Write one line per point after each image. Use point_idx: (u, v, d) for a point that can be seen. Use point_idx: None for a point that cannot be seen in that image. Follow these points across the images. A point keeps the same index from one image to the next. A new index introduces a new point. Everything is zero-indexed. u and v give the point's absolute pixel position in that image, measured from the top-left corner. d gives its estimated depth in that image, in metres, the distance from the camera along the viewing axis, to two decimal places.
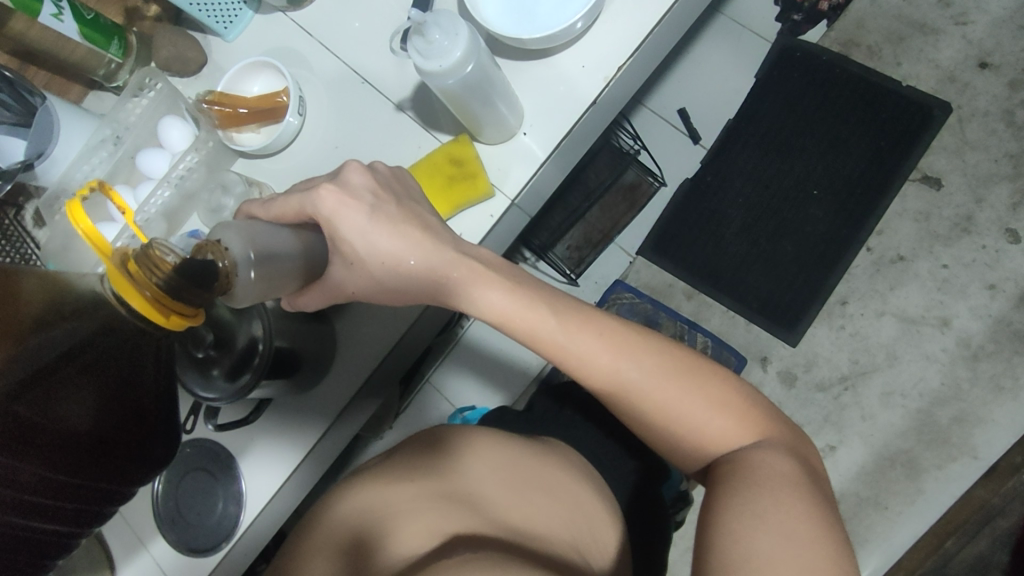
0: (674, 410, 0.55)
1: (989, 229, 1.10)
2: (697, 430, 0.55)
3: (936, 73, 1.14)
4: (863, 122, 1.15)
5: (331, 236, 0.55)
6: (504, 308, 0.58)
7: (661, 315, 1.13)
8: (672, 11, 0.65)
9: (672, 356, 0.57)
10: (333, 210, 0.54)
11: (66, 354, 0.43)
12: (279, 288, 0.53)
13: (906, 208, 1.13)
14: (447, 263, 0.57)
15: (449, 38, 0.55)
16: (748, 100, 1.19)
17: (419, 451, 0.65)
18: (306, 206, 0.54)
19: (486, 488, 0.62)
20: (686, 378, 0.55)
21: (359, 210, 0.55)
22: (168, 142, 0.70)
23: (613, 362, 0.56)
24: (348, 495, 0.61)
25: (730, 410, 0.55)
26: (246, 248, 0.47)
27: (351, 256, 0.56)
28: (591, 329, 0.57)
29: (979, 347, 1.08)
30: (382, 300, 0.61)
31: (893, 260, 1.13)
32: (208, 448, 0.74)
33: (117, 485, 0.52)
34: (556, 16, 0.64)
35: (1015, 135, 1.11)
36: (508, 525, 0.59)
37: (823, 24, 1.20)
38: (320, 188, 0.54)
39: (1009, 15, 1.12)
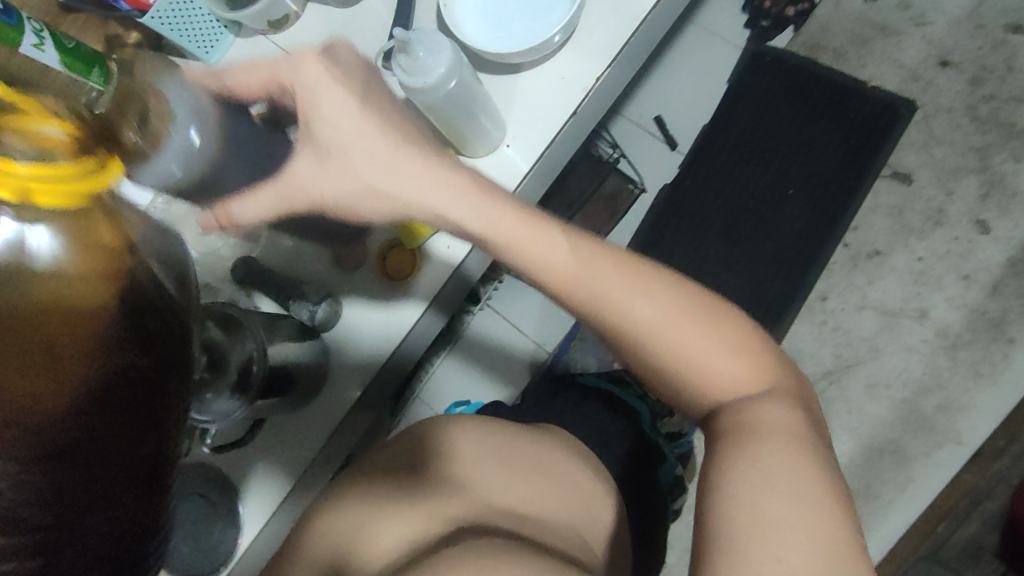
0: (690, 352, 0.56)
1: (961, 220, 1.13)
2: (705, 370, 0.56)
3: (900, 73, 1.18)
4: (835, 121, 1.17)
5: (305, 107, 0.61)
6: (519, 242, 0.60)
7: None
8: (648, 20, 0.67)
9: (689, 302, 0.57)
10: (313, 80, 0.60)
11: (58, 326, 0.32)
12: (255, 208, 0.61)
13: (880, 204, 1.16)
14: (449, 195, 0.61)
15: (432, 56, 0.58)
16: (722, 105, 1.22)
17: (427, 444, 0.71)
18: (285, 73, 0.60)
19: (490, 479, 0.69)
20: (700, 320, 0.56)
21: (336, 89, 0.61)
22: None
23: (630, 300, 0.57)
24: (363, 490, 0.67)
25: (744, 356, 0.57)
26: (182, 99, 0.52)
27: (324, 149, 0.62)
28: (607, 264, 0.58)
29: (958, 337, 1.11)
30: (360, 209, 0.64)
31: (870, 255, 1.16)
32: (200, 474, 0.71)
33: (157, 498, 0.35)
34: (535, 27, 0.66)
35: (979, 129, 1.14)
36: (514, 508, 0.67)
37: (789, 30, 1.24)
38: (307, 57, 0.60)
39: (968, 13, 1.16)
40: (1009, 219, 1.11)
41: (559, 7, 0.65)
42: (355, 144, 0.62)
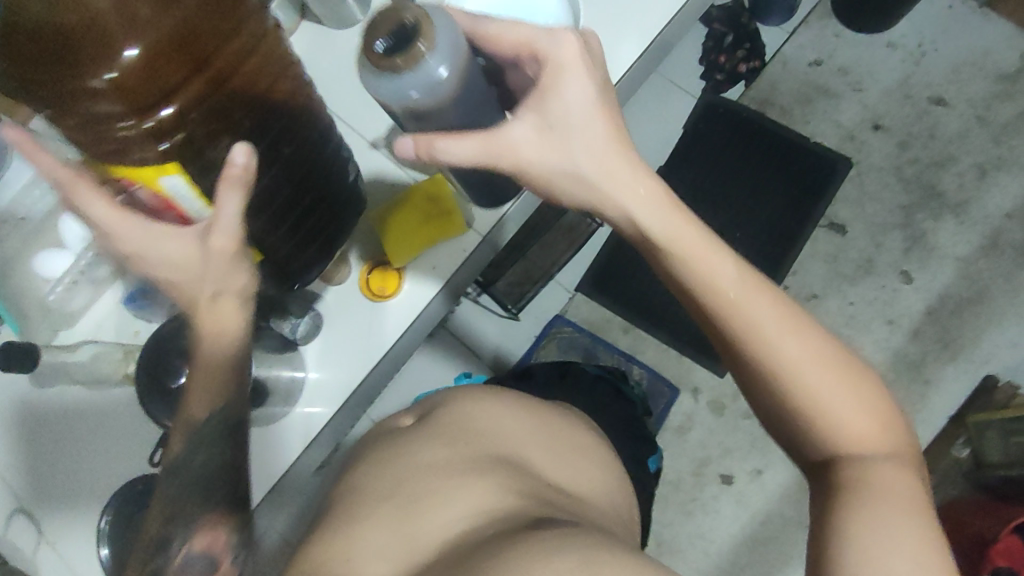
0: (816, 385, 0.48)
1: (887, 270, 1.23)
2: (826, 413, 0.48)
3: (838, 132, 1.29)
4: (780, 172, 1.26)
5: (550, 75, 0.52)
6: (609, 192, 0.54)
7: (599, 347, 1.26)
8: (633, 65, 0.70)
9: (837, 346, 0.50)
10: (570, 61, 0.52)
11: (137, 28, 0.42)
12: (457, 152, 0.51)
13: (817, 250, 1.25)
14: (647, 197, 0.54)
15: None
16: (677, 149, 1.29)
17: (464, 406, 0.64)
18: (541, 43, 0.51)
19: (533, 457, 0.61)
20: (856, 377, 0.49)
21: (580, 75, 0.52)
22: None
23: (748, 298, 0.50)
24: (399, 456, 0.59)
25: (884, 418, 0.49)
26: (455, 30, 0.46)
27: (556, 118, 0.53)
28: (721, 260, 0.52)
29: (883, 377, 1.20)
30: (562, 194, 0.55)
31: (808, 297, 1.24)
32: (163, 484, 0.65)
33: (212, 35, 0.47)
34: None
35: (904, 188, 1.25)
36: (561, 488, 0.59)
37: (742, 84, 1.32)
38: (566, 36, 0.52)
39: (898, 84, 1.28)
40: (930, 271, 1.22)
41: None
42: (584, 127, 0.53)
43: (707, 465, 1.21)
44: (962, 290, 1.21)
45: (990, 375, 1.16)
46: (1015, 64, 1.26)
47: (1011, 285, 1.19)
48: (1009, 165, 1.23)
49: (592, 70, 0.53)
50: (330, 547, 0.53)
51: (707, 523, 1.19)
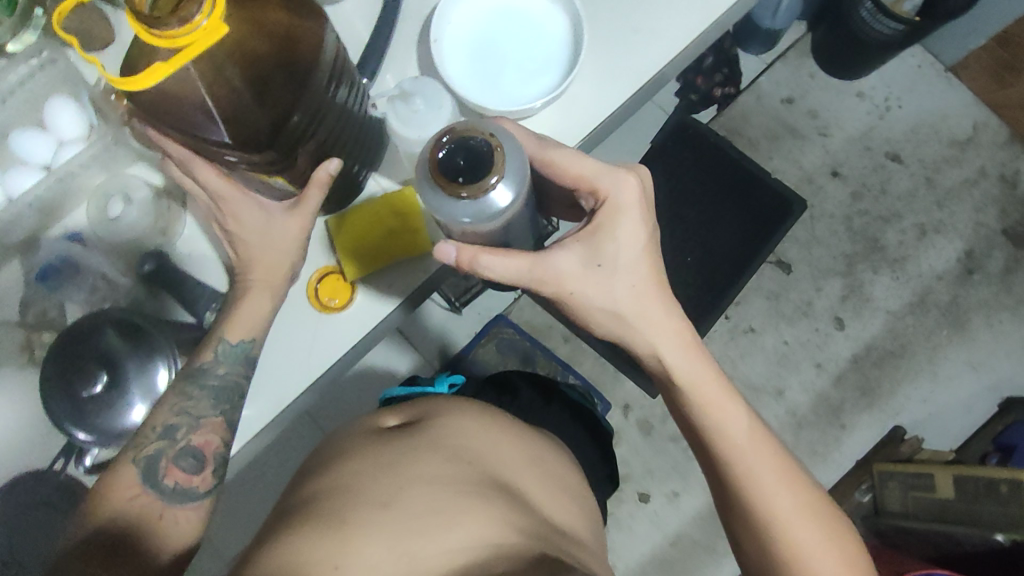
0: (796, 532, 0.58)
1: (823, 314, 1.27)
2: (801, 551, 0.57)
3: (799, 173, 1.31)
4: (737, 205, 1.27)
5: (605, 222, 0.56)
6: (621, 313, 0.58)
7: (538, 353, 1.24)
8: (636, 95, 0.63)
9: (822, 502, 0.60)
10: (628, 205, 0.56)
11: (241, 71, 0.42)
12: (502, 263, 0.53)
13: (761, 287, 1.28)
14: (674, 338, 0.60)
15: (431, 110, 0.55)
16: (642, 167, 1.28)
17: (458, 424, 0.65)
18: (608, 185, 0.55)
19: (526, 480, 0.63)
20: (823, 523, 0.59)
21: (634, 222, 0.56)
22: (55, 128, 0.61)
23: (748, 438, 0.60)
24: (397, 464, 0.58)
25: (851, 567, 0.58)
26: (524, 162, 0.47)
27: (604, 258, 0.56)
28: (733, 404, 0.60)
29: (804, 416, 1.24)
30: (596, 325, 0.59)
31: (745, 331, 1.27)
32: (70, 484, 0.60)
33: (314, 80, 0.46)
34: (529, 86, 0.61)
35: (850, 237, 1.29)
36: (552, 523, 0.61)
37: (714, 108, 1.32)
38: (627, 178, 0.56)
39: (860, 134, 1.31)
40: (861, 320, 1.27)
41: (555, 68, 0.61)
42: (627, 270, 0.57)
43: (627, 482, 1.23)
44: (887, 343, 1.26)
45: (899, 426, 1.22)
46: (968, 132, 1.30)
47: (931, 343, 1.25)
48: (947, 229, 1.29)
49: (645, 217, 0.56)
50: (318, 552, 0.50)
51: (619, 539, 1.22)
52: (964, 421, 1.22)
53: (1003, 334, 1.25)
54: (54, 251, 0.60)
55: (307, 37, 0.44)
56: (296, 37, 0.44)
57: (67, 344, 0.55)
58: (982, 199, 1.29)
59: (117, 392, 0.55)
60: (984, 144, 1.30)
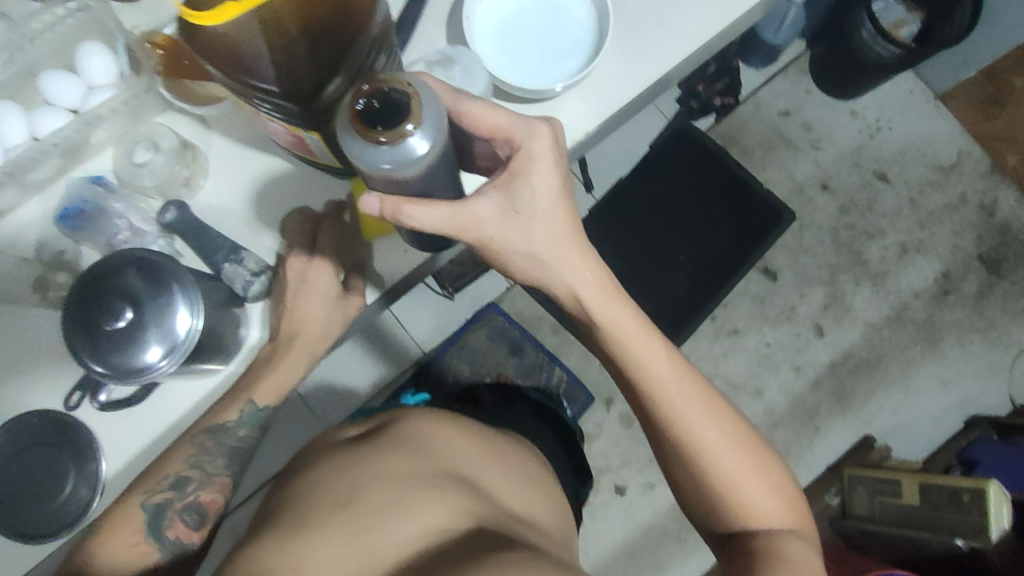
0: (725, 465, 0.61)
1: (805, 321, 1.32)
2: (732, 481, 0.61)
3: (790, 184, 1.35)
4: (730, 208, 1.29)
5: (520, 168, 0.55)
6: (546, 257, 0.59)
7: (527, 343, 1.25)
8: (655, 86, 0.66)
9: (743, 430, 0.63)
10: (540, 153, 0.55)
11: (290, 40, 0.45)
12: (430, 213, 0.51)
13: (747, 290, 1.32)
14: (592, 281, 0.61)
15: (468, 80, 0.56)
16: (640, 167, 1.31)
17: (420, 429, 0.68)
18: (521, 131, 0.55)
19: (484, 472, 0.66)
20: (746, 449, 0.62)
21: (550, 166, 0.56)
22: (86, 72, 0.62)
23: (667, 381, 0.62)
24: (358, 467, 0.62)
25: (778, 492, 0.62)
26: (443, 109, 0.43)
27: (522, 203, 0.56)
28: (653, 345, 0.63)
29: (779, 419, 1.29)
30: (515, 268, 0.59)
31: (729, 332, 1.31)
32: (65, 425, 0.59)
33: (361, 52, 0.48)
34: (553, 69, 0.64)
35: (835, 249, 1.34)
36: (513, 511, 0.64)
37: (713, 115, 1.37)
38: (540, 127, 0.55)
39: (851, 151, 1.36)
40: (840, 330, 1.31)
41: (579, 54, 0.64)
42: (546, 215, 0.57)
43: (604, 472, 1.26)
44: (863, 354, 1.31)
45: (870, 435, 1.27)
46: (953, 158, 1.36)
47: (905, 357, 1.30)
48: (928, 249, 1.34)
49: (559, 162, 0.57)
50: (288, 545, 0.54)
51: (593, 526, 1.25)
52: (931, 434, 1.27)
53: (973, 354, 1.30)
54: (77, 192, 0.61)
55: (364, 0, 0.46)
56: (351, 2, 0.45)
57: (88, 285, 0.53)
58: (962, 223, 1.35)
59: (139, 330, 0.53)
60: (968, 170, 1.36)
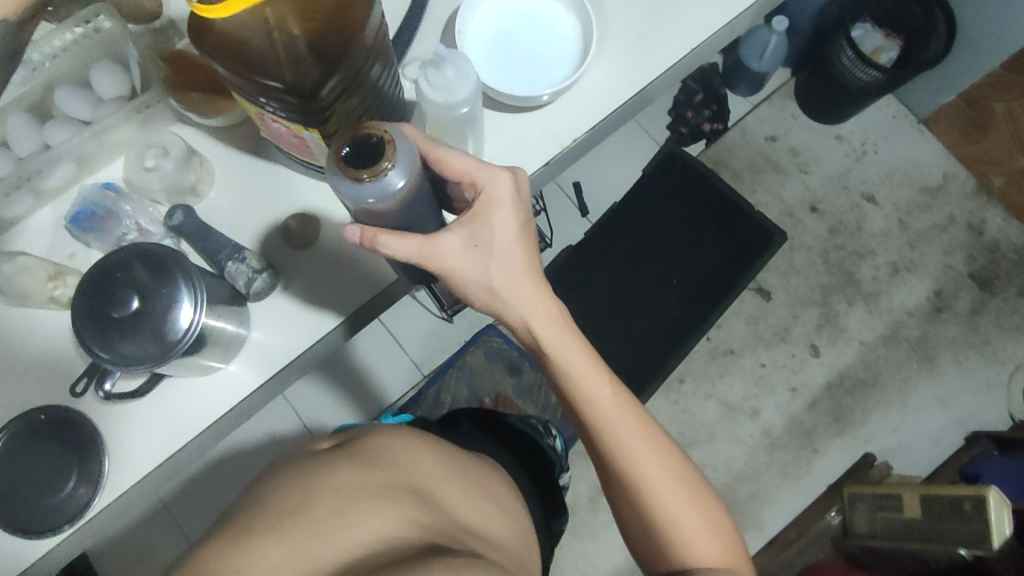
0: (675, 514, 0.61)
1: (799, 340, 1.33)
2: (681, 532, 0.61)
3: (780, 207, 1.38)
4: (721, 232, 1.31)
5: (480, 211, 0.54)
6: (505, 297, 0.57)
7: (524, 362, 1.28)
8: (639, 97, 0.70)
9: (694, 481, 0.63)
10: (502, 198, 0.54)
11: (288, 41, 0.47)
12: (398, 246, 0.51)
13: (742, 311, 1.34)
14: (546, 317, 0.59)
15: (459, 80, 0.54)
16: (634, 189, 1.34)
17: (382, 440, 0.61)
18: (481, 176, 0.53)
19: (445, 488, 0.60)
20: (688, 491, 0.62)
21: (512, 212, 0.55)
22: (99, 88, 0.66)
23: (618, 422, 0.62)
24: (305, 478, 0.54)
25: (716, 533, 0.62)
26: (415, 151, 0.47)
27: (482, 239, 0.54)
28: (608, 385, 0.62)
29: (777, 438, 1.29)
30: (472, 301, 0.58)
31: (725, 352, 1.32)
32: (71, 422, 0.61)
33: (357, 58, 0.51)
34: (540, 78, 0.67)
35: (826, 270, 1.36)
36: (465, 527, 0.58)
37: (703, 142, 1.41)
38: (502, 173, 0.54)
39: (839, 174, 1.40)
40: (834, 350, 1.33)
41: (564, 65, 0.68)
42: (505, 253, 0.56)
43: (603, 493, 1.26)
44: (859, 373, 1.32)
45: (870, 453, 1.27)
46: (939, 180, 1.40)
47: (901, 375, 1.31)
48: (918, 268, 1.36)
49: (519, 207, 0.55)
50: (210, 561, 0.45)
51: (592, 549, 1.23)
52: (931, 452, 1.27)
53: (969, 371, 1.31)
54: (88, 198, 0.64)
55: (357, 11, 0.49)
56: (346, 10, 0.49)
57: (100, 275, 0.56)
58: (950, 243, 1.37)
59: (143, 321, 0.55)
60: (953, 192, 1.39)
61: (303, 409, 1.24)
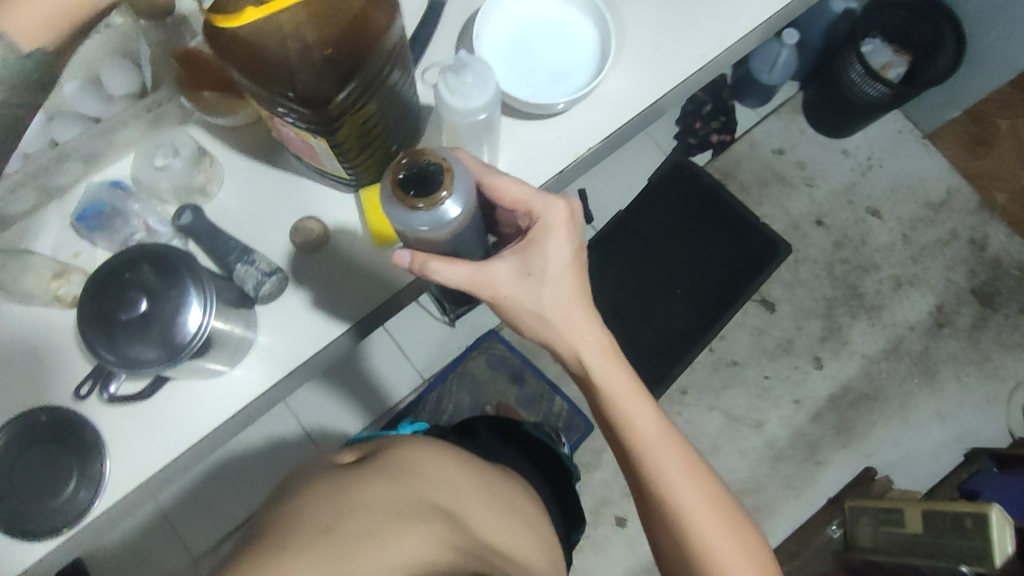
0: (711, 542, 0.61)
1: (803, 353, 1.33)
2: (716, 560, 0.61)
3: (786, 219, 1.38)
4: (727, 242, 1.31)
5: (534, 239, 0.56)
6: (552, 319, 0.59)
7: (527, 370, 1.28)
8: (652, 109, 0.69)
9: (730, 509, 0.64)
10: (557, 226, 0.56)
11: (304, 49, 0.47)
12: (450, 274, 0.53)
13: (746, 322, 1.33)
14: (594, 343, 0.61)
15: (478, 86, 0.54)
16: (638, 199, 1.33)
17: (407, 453, 0.62)
18: (537, 204, 0.55)
19: (471, 506, 0.61)
20: (724, 517, 0.62)
21: (565, 241, 0.57)
22: (107, 85, 0.65)
23: (655, 446, 0.62)
24: (336, 493, 0.54)
25: (751, 561, 0.62)
26: (472, 181, 0.49)
27: (535, 268, 0.56)
28: (647, 407, 0.63)
29: (780, 450, 1.28)
30: (523, 326, 0.60)
31: (728, 363, 1.32)
32: (72, 425, 0.60)
33: (375, 66, 0.50)
34: (555, 86, 0.67)
35: (831, 282, 1.36)
36: (492, 546, 0.58)
37: (709, 152, 1.40)
38: (558, 201, 0.56)
39: (844, 188, 1.40)
40: (837, 363, 1.32)
41: (580, 74, 0.67)
42: (557, 281, 0.57)
43: (605, 503, 1.25)
44: (861, 387, 1.31)
45: (872, 467, 1.26)
46: (943, 195, 1.40)
47: (903, 390, 1.31)
48: (922, 282, 1.36)
49: (573, 234, 0.57)
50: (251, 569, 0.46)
51: (593, 559, 1.22)
52: (932, 467, 1.26)
53: (970, 387, 1.31)
54: (94, 196, 0.63)
55: (377, 18, 0.48)
56: (365, 17, 0.48)
57: (107, 277, 0.55)
58: (954, 257, 1.37)
59: (150, 323, 0.54)
60: (957, 207, 1.39)
61: (303, 412, 1.22)
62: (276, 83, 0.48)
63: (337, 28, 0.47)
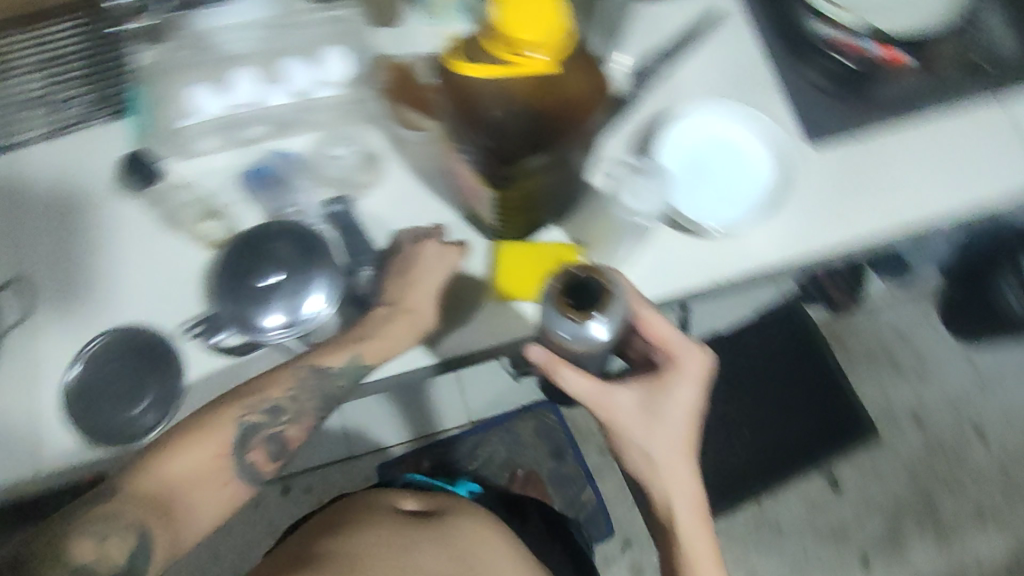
0: None
1: (853, 546, 1.25)
2: None
3: (883, 404, 1.31)
4: (818, 406, 1.24)
5: (660, 380, 0.60)
6: (650, 455, 0.62)
7: (571, 454, 1.25)
8: (799, 265, 0.68)
9: None
10: (684, 376, 0.61)
11: (507, 113, 0.50)
12: (576, 379, 0.58)
13: (806, 492, 1.26)
14: (690, 495, 0.63)
15: (654, 192, 0.55)
16: (744, 328, 1.26)
17: (472, 530, 0.71)
18: (675, 349, 0.60)
19: (505, 573, 0.67)
20: None
21: (686, 391, 0.61)
22: (319, 66, 0.71)
23: None
24: (396, 543, 0.66)
25: None
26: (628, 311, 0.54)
27: (653, 407, 0.61)
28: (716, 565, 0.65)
29: None
30: (621, 451, 0.63)
31: (773, 526, 1.25)
32: (161, 355, 0.64)
33: (561, 149, 0.52)
34: (717, 210, 0.68)
35: (909, 486, 1.27)
36: None
37: (824, 308, 1.34)
38: (693, 354, 0.61)
39: (957, 396, 1.31)
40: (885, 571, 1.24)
41: (743, 207, 0.68)
42: (668, 423, 0.61)
43: None
44: None
45: None
46: None
47: None
48: (1007, 524, 1.26)
49: (696, 390, 0.62)
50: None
51: None
52: None
53: None
54: (268, 160, 0.69)
55: (582, 113, 0.51)
56: (573, 108, 0.50)
57: (250, 244, 0.64)
58: None
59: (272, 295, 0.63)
60: None
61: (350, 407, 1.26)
62: (469, 129, 0.51)
63: (546, 110, 0.50)
